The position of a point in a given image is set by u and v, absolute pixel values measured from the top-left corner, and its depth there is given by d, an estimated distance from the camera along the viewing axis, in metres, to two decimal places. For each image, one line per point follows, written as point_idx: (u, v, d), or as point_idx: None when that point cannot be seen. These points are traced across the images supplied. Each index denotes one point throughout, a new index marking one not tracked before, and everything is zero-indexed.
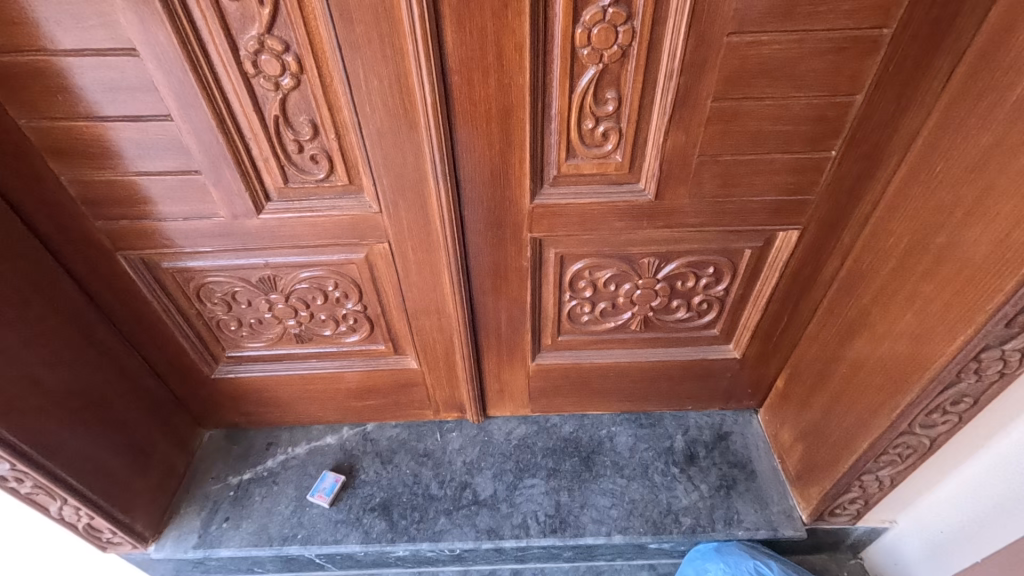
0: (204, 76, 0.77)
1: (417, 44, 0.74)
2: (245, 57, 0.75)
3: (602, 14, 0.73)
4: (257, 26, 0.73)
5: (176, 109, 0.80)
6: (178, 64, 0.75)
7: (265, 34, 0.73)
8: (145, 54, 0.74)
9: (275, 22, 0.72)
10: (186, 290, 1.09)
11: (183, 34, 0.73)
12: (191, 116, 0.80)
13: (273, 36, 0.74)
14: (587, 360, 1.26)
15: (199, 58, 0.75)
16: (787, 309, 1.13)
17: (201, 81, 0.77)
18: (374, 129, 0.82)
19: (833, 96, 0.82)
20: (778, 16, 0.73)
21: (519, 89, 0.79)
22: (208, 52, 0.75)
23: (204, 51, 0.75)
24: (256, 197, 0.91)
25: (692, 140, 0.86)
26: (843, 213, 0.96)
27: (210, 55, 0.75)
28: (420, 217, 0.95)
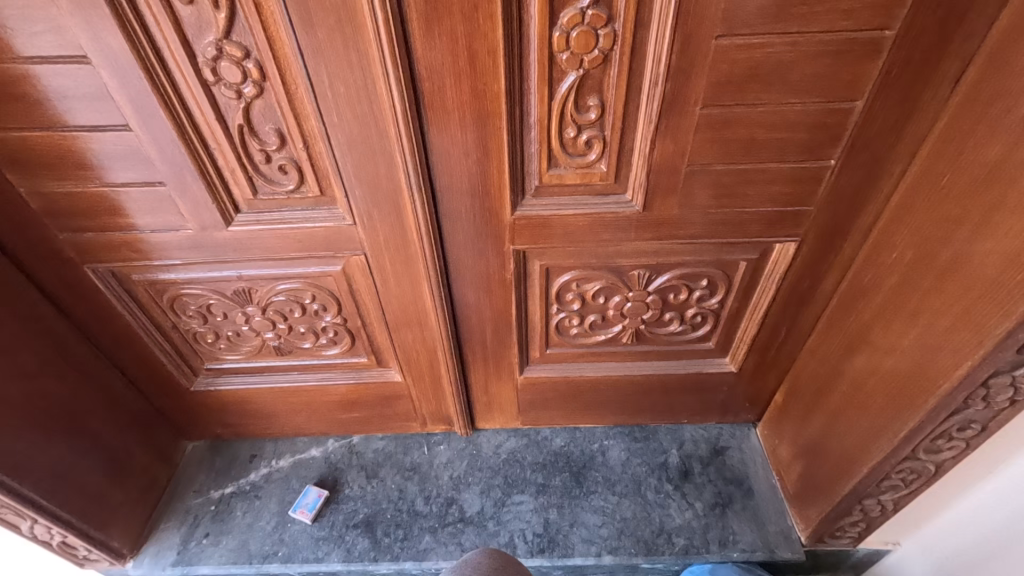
0: (161, 84, 0.72)
1: (382, 49, 0.68)
2: (204, 64, 0.71)
3: (581, 16, 0.68)
4: (214, 32, 0.68)
5: (136, 119, 0.76)
6: (133, 72, 0.71)
7: (223, 41, 0.69)
8: (97, 62, 0.70)
9: (233, 28, 0.68)
10: (159, 303, 1.05)
11: (136, 40, 0.68)
12: (152, 127, 0.76)
13: (231, 42, 0.69)
14: (577, 373, 1.21)
15: (155, 65, 0.71)
16: (785, 322, 1.08)
17: (159, 89, 0.73)
18: (343, 138, 0.78)
19: (831, 104, 0.75)
20: (769, 18, 0.67)
21: (495, 96, 0.74)
22: (163, 58, 0.71)
23: (160, 58, 0.70)
24: (224, 209, 0.87)
25: (680, 150, 0.80)
26: (844, 225, 0.90)
27: (166, 62, 0.71)
28: (397, 229, 0.90)
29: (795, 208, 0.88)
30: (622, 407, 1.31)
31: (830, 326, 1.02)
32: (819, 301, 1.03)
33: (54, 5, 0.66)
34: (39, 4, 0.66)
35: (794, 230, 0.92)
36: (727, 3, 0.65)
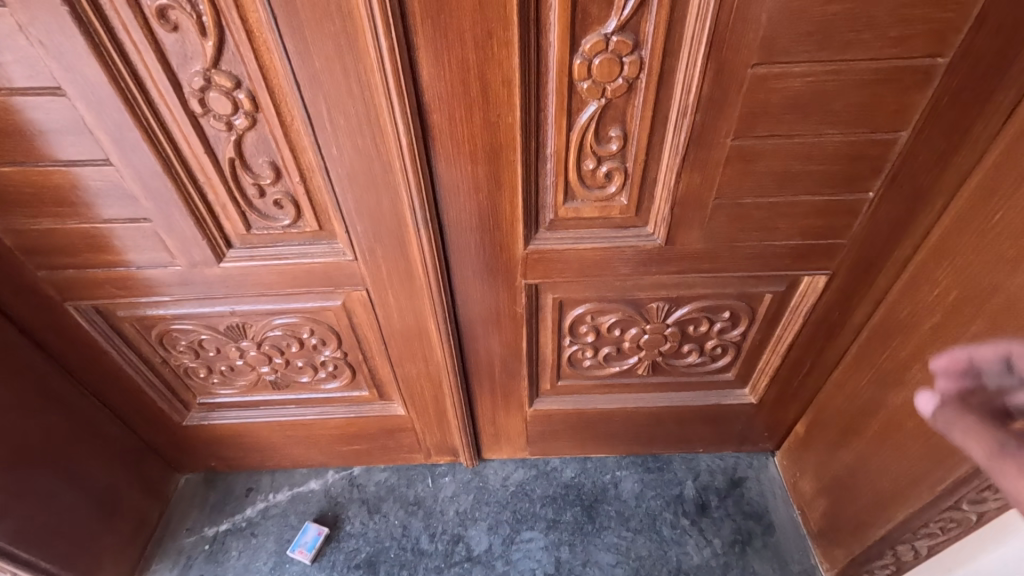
0: (145, 116, 0.66)
1: (387, 81, 0.62)
2: (191, 95, 0.65)
3: (605, 43, 0.62)
4: (201, 61, 0.62)
5: (117, 153, 0.69)
6: (112, 104, 0.64)
7: (211, 70, 0.63)
8: (72, 94, 0.63)
9: (222, 57, 0.62)
10: (147, 339, 0.99)
11: (115, 71, 0.62)
12: (134, 162, 0.70)
13: (221, 71, 0.63)
14: (589, 405, 1.16)
15: (137, 97, 0.64)
16: (810, 354, 1.03)
17: (142, 122, 0.66)
18: (344, 172, 0.72)
19: (874, 134, 0.69)
20: (813, 46, 0.61)
21: (509, 129, 0.68)
22: (146, 88, 0.64)
23: (142, 88, 0.64)
24: (215, 245, 0.81)
25: (708, 183, 0.74)
26: (878, 257, 0.85)
27: (149, 92, 0.65)
28: (401, 265, 0.84)
29: (828, 240, 0.82)
30: (636, 438, 1.26)
31: (859, 361, 0.96)
32: (847, 334, 0.97)
33: (21, 33, 0.59)
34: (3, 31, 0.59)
35: (825, 263, 0.86)
36: (767, 30, 0.59)
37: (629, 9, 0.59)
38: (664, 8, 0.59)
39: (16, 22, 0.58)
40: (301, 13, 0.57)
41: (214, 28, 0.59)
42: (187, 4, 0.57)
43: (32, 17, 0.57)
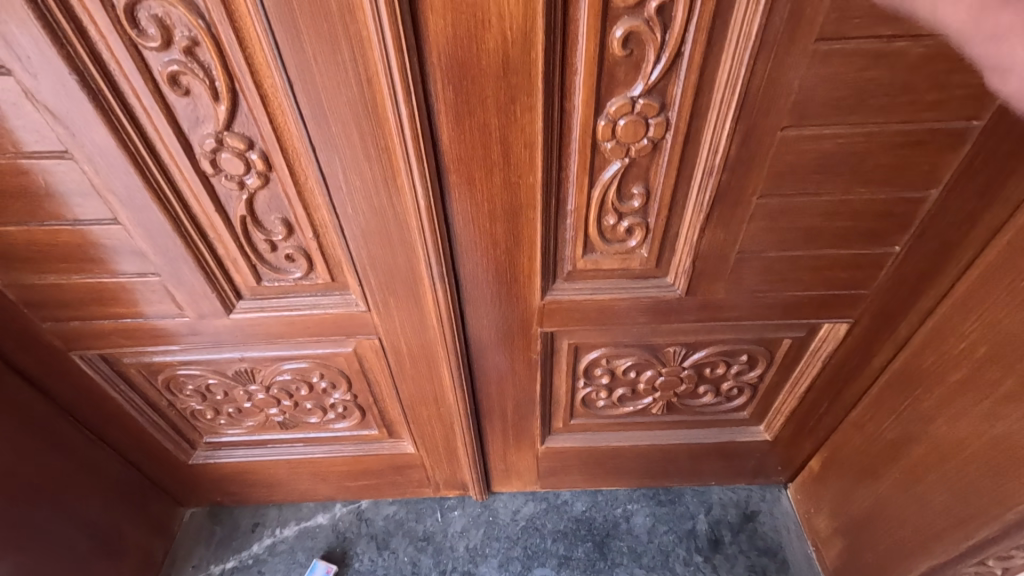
0: (154, 178, 0.64)
1: (406, 145, 0.60)
2: (202, 156, 0.63)
3: (632, 105, 0.59)
4: (213, 124, 0.60)
5: (125, 213, 0.67)
6: (121, 167, 0.62)
7: (224, 133, 0.61)
8: (79, 157, 0.61)
9: (235, 119, 0.60)
10: (154, 383, 0.97)
11: (124, 135, 0.60)
12: (143, 221, 0.68)
13: (233, 133, 0.61)
14: (602, 442, 1.14)
15: (146, 159, 0.62)
16: (828, 396, 1.00)
17: (151, 184, 0.64)
18: (358, 229, 0.70)
19: (903, 192, 0.68)
20: (845, 110, 0.59)
21: (530, 189, 0.66)
22: (156, 151, 0.62)
23: (151, 150, 0.62)
24: (225, 297, 0.79)
25: (732, 237, 0.73)
26: (902, 306, 0.83)
27: (159, 154, 0.62)
28: (415, 315, 0.82)
29: (851, 290, 0.81)
30: (648, 472, 1.24)
31: (878, 406, 0.93)
32: (866, 377, 0.94)
33: (28, 99, 0.56)
34: (10, 98, 0.56)
35: (846, 311, 0.85)
36: (799, 94, 0.58)
37: (657, 73, 0.57)
38: (693, 72, 0.57)
39: (21, 89, 0.56)
40: (318, 79, 0.55)
41: (227, 93, 0.57)
42: (199, 69, 0.55)
43: (37, 85, 0.55)
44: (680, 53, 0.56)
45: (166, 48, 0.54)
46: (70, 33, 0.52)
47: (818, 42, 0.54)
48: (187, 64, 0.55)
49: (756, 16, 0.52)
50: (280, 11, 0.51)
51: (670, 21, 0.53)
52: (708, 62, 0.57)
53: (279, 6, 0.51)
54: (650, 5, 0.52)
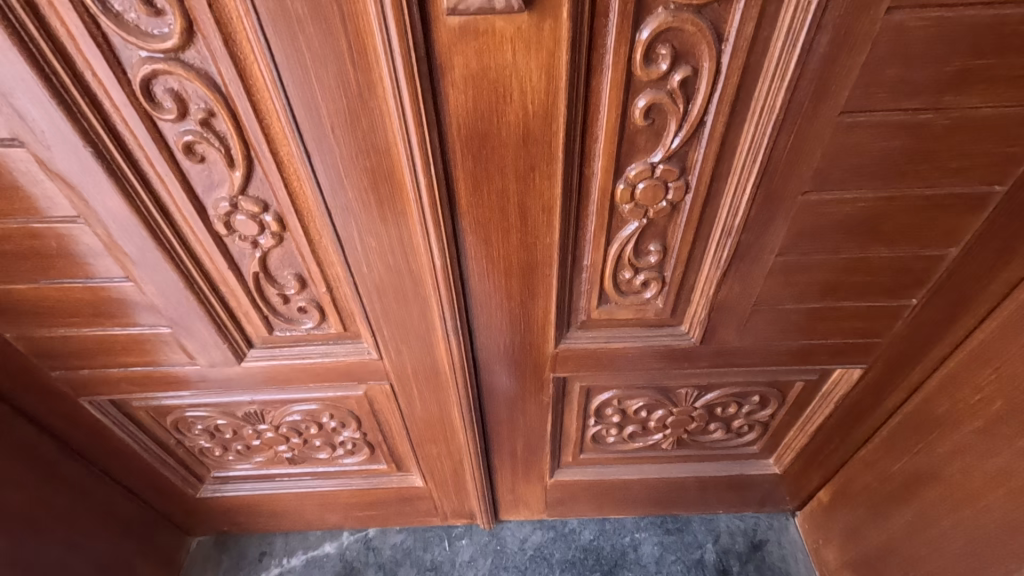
0: (167, 239, 0.63)
1: (423, 210, 0.59)
2: (216, 219, 0.62)
3: (651, 170, 0.59)
4: (228, 188, 0.59)
5: (137, 272, 0.66)
6: (135, 230, 0.61)
7: (239, 197, 0.60)
8: (91, 222, 0.60)
9: (250, 185, 0.59)
10: (163, 423, 0.97)
11: (138, 201, 0.59)
12: (155, 279, 0.67)
13: (248, 197, 0.60)
14: (611, 475, 1.14)
15: (160, 222, 0.61)
16: (838, 434, 0.99)
17: (164, 245, 0.63)
18: (373, 285, 0.69)
19: (922, 250, 0.68)
20: (867, 176, 0.59)
21: (547, 248, 0.65)
22: (169, 214, 0.61)
23: (165, 214, 0.61)
24: (236, 346, 0.78)
25: (748, 291, 0.72)
26: (916, 353, 0.82)
27: (173, 217, 0.62)
28: (427, 363, 0.82)
29: (866, 338, 0.81)
30: (656, 502, 1.24)
31: (891, 445, 0.91)
32: (877, 416, 0.92)
33: (42, 168, 0.56)
34: (23, 166, 0.56)
35: (860, 356, 0.85)
36: (821, 161, 0.58)
37: (679, 141, 0.56)
38: (715, 140, 0.57)
39: (34, 159, 0.55)
40: (335, 150, 0.55)
41: (243, 161, 0.56)
42: (215, 139, 0.54)
43: (51, 155, 0.54)
44: (702, 122, 0.55)
45: (181, 119, 0.53)
46: (84, 107, 0.51)
47: (843, 113, 0.54)
48: (202, 134, 0.54)
49: (781, 90, 0.52)
50: (299, 87, 0.50)
51: (694, 93, 0.53)
52: (730, 131, 0.56)
53: (298, 82, 0.50)
54: (674, 79, 0.52)
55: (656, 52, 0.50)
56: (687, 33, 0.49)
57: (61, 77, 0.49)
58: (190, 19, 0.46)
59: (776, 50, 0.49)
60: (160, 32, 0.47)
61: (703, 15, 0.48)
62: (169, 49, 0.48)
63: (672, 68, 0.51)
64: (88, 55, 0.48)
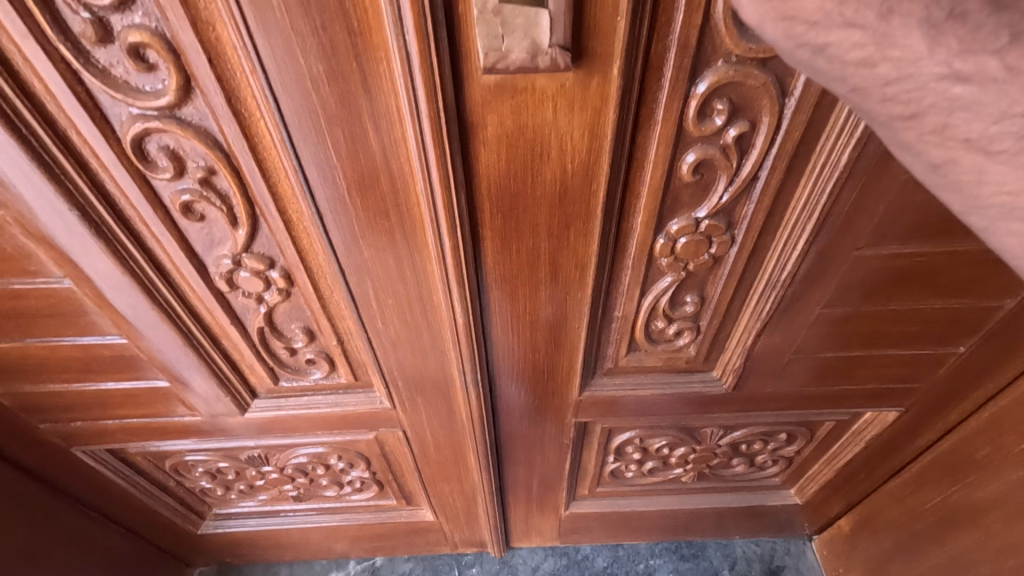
0: (164, 299, 0.58)
1: (445, 270, 0.54)
2: (218, 277, 0.56)
3: (695, 226, 0.54)
4: (231, 247, 0.54)
5: (132, 330, 0.61)
6: (129, 291, 0.56)
7: (242, 254, 0.54)
8: (80, 282, 0.55)
9: (255, 242, 0.54)
10: (161, 466, 0.92)
11: (131, 262, 0.53)
12: (150, 337, 0.62)
13: (252, 255, 0.55)
14: (627, 507, 1.10)
15: (155, 281, 0.56)
16: (864, 471, 0.94)
17: (161, 304, 0.58)
18: (388, 340, 0.64)
19: (978, 301, 0.64)
20: (930, 232, 0.55)
21: (576, 301, 0.61)
22: (166, 272, 0.56)
23: (161, 272, 0.55)
24: (240, 397, 0.73)
25: (789, 341, 0.68)
26: (955, 397, 0.78)
27: (170, 275, 0.56)
28: (443, 411, 0.77)
29: (906, 383, 0.77)
30: (672, 532, 1.20)
31: (920, 487, 0.86)
32: (905, 454, 0.88)
33: (24, 230, 0.50)
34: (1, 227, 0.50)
35: (897, 401, 0.81)
36: (882, 217, 0.54)
37: (728, 195, 0.52)
38: (767, 196, 0.52)
39: (15, 221, 0.49)
40: (351, 210, 0.49)
41: (247, 220, 0.51)
42: (217, 198, 0.49)
43: (33, 217, 0.49)
44: (755, 177, 0.51)
45: (179, 178, 0.47)
46: (67, 169, 0.46)
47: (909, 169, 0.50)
48: (201, 194, 0.48)
49: (846, 147, 0.48)
50: (311, 147, 0.45)
51: (750, 148, 0.48)
52: (784, 187, 0.51)
53: (310, 143, 0.44)
54: (729, 134, 0.47)
55: (711, 106, 0.46)
56: (747, 86, 0.44)
57: (41, 137, 0.43)
58: (187, 74, 0.40)
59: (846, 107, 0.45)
60: (153, 89, 0.41)
61: (767, 68, 0.43)
62: (163, 107, 0.42)
63: (728, 122, 0.47)
64: (70, 114, 0.43)
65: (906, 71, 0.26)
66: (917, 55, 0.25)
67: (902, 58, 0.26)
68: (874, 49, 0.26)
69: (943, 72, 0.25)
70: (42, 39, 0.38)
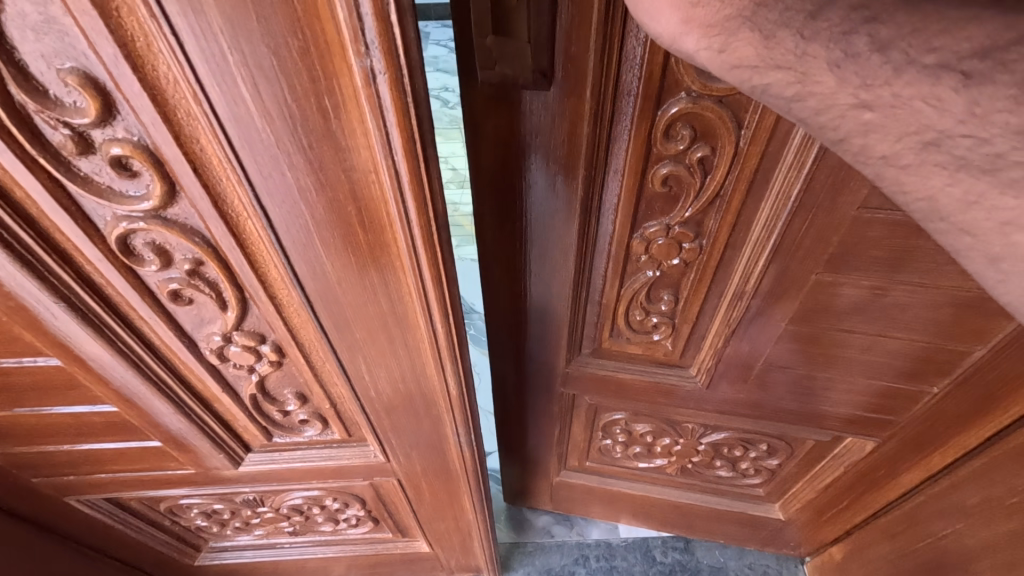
0: (153, 372, 0.58)
1: (437, 349, 0.57)
2: (208, 351, 0.57)
3: (667, 231, 0.59)
4: (220, 324, 0.55)
5: (121, 398, 0.61)
6: (118, 367, 0.56)
7: (232, 332, 0.55)
8: (69, 361, 0.56)
9: (244, 321, 0.55)
10: (156, 508, 0.89)
11: (120, 343, 0.54)
12: (142, 407, 0.63)
13: (244, 331, 0.56)
14: (614, 486, 1.11)
15: (145, 358, 0.57)
16: (849, 498, 0.96)
17: (150, 377, 0.58)
18: (381, 406, 0.66)
19: (944, 344, 0.65)
20: (886, 267, 0.57)
21: (560, 283, 0.65)
22: (155, 348, 0.57)
23: (148, 346, 0.56)
24: (233, 452, 0.73)
25: (757, 351, 0.71)
26: (932, 440, 0.78)
27: (157, 349, 0.57)
28: (438, 465, 0.79)
29: (880, 415, 0.78)
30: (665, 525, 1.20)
31: (910, 524, 0.87)
32: (894, 491, 0.89)
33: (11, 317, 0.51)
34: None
35: (873, 432, 0.82)
36: (836, 248, 0.56)
37: (692, 209, 0.56)
38: (729, 212, 0.56)
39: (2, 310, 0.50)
40: (340, 295, 0.51)
41: (237, 304, 0.52)
42: (204, 285, 0.50)
43: (22, 308, 0.50)
44: (718, 197, 0.55)
45: (166, 268, 0.48)
46: (51, 265, 0.46)
47: (864, 210, 0.52)
48: (188, 282, 0.50)
49: (796, 179, 0.51)
50: (300, 249, 0.47)
51: (710, 168, 0.52)
52: (745, 206, 0.55)
53: (297, 244, 0.46)
54: (692, 155, 0.51)
55: (675, 131, 0.50)
56: (705, 115, 0.49)
57: (23, 238, 0.44)
58: (172, 182, 0.41)
59: (792, 144, 0.49)
60: (137, 193, 0.42)
61: (725, 105, 0.48)
62: (147, 210, 0.43)
63: (691, 146, 0.51)
64: (52, 217, 0.43)
65: (825, 105, 0.27)
66: (830, 90, 0.27)
67: (821, 93, 0.27)
68: (801, 86, 0.28)
69: (852, 102, 0.27)
70: (24, 153, 0.39)
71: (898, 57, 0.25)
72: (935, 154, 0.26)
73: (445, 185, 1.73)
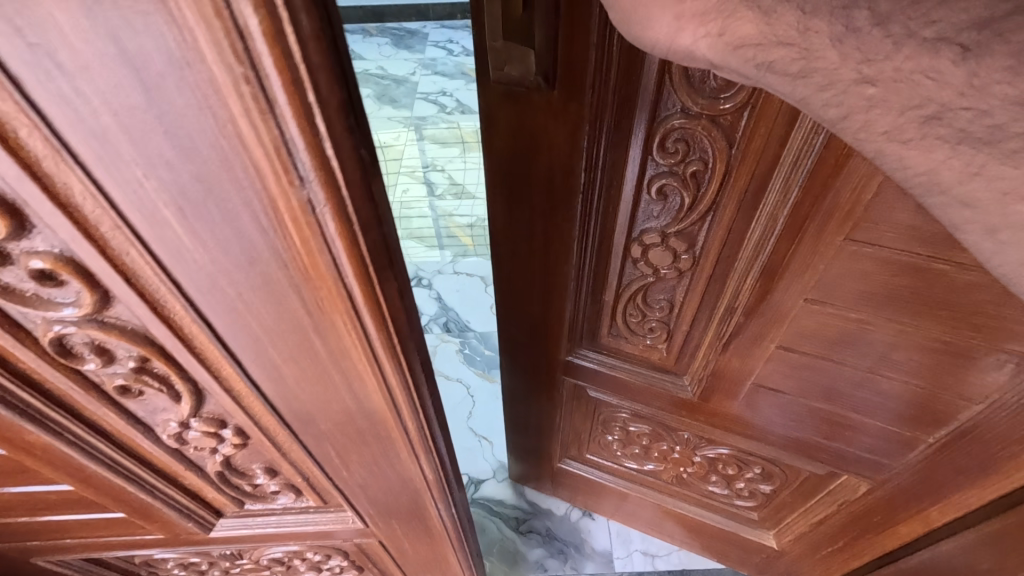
0: (107, 455, 0.51)
1: (410, 441, 0.52)
2: (166, 435, 0.51)
3: (662, 239, 0.62)
4: (176, 413, 0.48)
5: (73, 480, 0.54)
6: (65, 454, 0.49)
7: (190, 419, 0.49)
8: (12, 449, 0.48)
9: (201, 409, 0.48)
10: (130, 561, 0.82)
11: (66, 433, 0.47)
12: (101, 482, 0.56)
13: (204, 418, 0.49)
14: (611, 482, 1.13)
15: (96, 443, 0.50)
16: (844, 544, 0.90)
17: (105, 461, 0.52)
18: (356, 483, 0.62)
19: (938, 390, 0.60)
20: (870, 301, 0.55)
21: (560, 279, 0.69)
22: (107, 432, 0.50)
23: (98, 430, 0.49)
24: (203, 519, 0.67)
25: (748, 369, 0.70)
26: (925, 492, 0.71)
27: (105, 429, 0.50)
28: (418, 527, 0.75)
29: (871, 455, 0.74)
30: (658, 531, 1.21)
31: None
32: (887, 542, 0.82)
33: None
34: None
35: (863, 472, 0.77)
36: (824, 275, 0.55)
37: (687, 220, 0.59)
38: (720, 228, 0.58)
39: None
40: (301, 395, 0.45)
41: (191, 397, 0.45)
42: (153, 380, 0.43)
43: None
44: (710, 211, 0.57)
45: (108, 364, 0.41)
46: None
47: (852, 242, 0.51)
48: (135, 377, 0.42)
49: (783, 202, 0.52)
50: (253, 355, 0.40)
51: (703, 183, 0.55)
52: (735, 222, 0.57)
53: (251, 352, 0.40)
54: (686, 167, 0.54)
55: (669, 142, 0.54)
56: (697, 131, 0.51)
57: None
58: (104, 291, 0.34)
59: (781, 170, 0.50)
60: (66, 300, 0.35)
61: (717, 125, 0.50)
62: (81, 315, 0.36)
63: (686, 159, 0.54)
64: None
65: (830, 79, 0.29)
66: (834, 64, 0.29)
67: (825, 68, 0.29)
68: (805, 61, 0.29)
69: (857, 76, 0.28)
70: None
71: (898, 32, 0.26)
72: (938, 126, 0.27)
73: (442, 195, 1.84)
